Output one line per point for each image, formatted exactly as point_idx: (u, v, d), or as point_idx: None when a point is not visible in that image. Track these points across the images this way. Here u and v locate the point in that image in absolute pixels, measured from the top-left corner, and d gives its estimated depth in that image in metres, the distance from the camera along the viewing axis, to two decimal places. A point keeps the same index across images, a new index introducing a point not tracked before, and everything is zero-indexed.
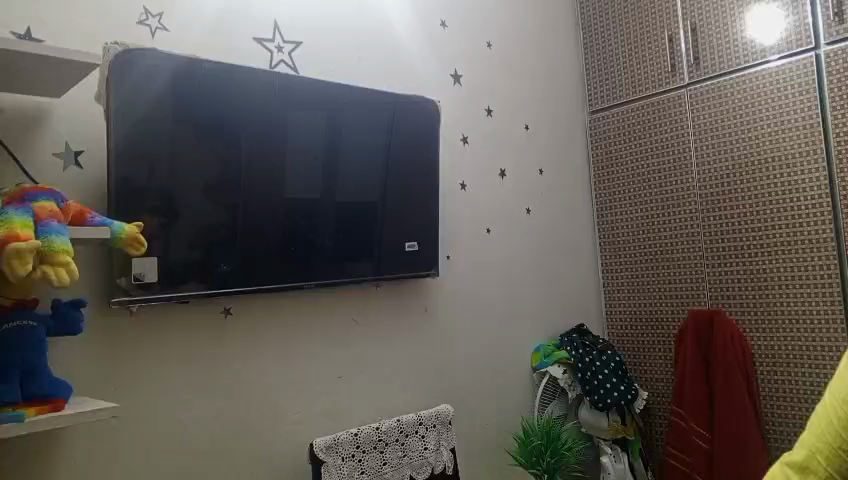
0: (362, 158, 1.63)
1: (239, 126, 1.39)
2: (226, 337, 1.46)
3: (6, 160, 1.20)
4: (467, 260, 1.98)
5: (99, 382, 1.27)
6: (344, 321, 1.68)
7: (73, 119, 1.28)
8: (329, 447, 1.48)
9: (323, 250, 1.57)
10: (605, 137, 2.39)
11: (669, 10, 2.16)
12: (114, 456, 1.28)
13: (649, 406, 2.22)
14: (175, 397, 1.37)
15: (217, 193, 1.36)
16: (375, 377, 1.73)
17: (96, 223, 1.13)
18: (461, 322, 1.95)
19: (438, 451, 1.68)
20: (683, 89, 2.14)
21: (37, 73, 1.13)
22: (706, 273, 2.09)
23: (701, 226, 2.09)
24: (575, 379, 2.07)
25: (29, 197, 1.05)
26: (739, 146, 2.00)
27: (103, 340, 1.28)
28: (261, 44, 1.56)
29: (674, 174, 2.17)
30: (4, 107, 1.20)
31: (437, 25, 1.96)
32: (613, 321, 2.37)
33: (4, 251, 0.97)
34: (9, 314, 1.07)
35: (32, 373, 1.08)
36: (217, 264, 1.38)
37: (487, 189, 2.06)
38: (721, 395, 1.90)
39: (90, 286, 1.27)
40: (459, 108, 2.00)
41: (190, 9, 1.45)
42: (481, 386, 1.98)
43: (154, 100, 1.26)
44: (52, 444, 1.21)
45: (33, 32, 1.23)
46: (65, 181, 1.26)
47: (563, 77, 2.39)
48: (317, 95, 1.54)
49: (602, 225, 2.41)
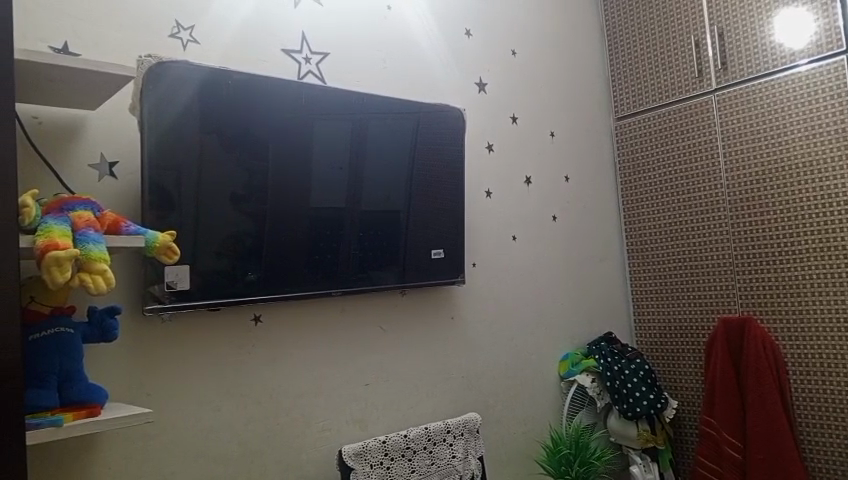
0: (387, 168, 1.64)
1: (265, 136, 1.41)
2: (255, 344, 1.47)
3: (44, 171, 1.23)
4: (492, 267, 1.98)
5: (131, 389, 1.29)
6: (370, 330, 1.68)
7: (106, 130, 1.31)
8: (357, 454, 1.48)
9: (349, 259, 1.58)
10: (633, 143, 2.37)
11: (695, 15, 2.15)
12: (146, 462, 1.30)
13: (678, 416, 2.19)
14: (206, 405, 1.39)
15: (243, 202, 1.38)
16: (401, 385, 1.73)
17: (131, 232, 1.15)
18: (487, 330, 1.94)
19: (467, 459, 1.67)
20: (711, 95, 2.12)
21: (71, 86, 1.16)
22: (736, 280, 2.05)
23: (730, 234, 2.07)
24: (604, 389, 2.06)
25: (66, 207, 1.08)
26: (768, 152, 1.97)
27: (136, 346, 1.30)
28: (289, 55, 1.58)
29: (702, 180, 2.15)
30: (42, 120, 1.23)
31: (461, 32, 1.97)
32: (642, 330, 2.34)
33: (44, 259, 0.99)
34: (49, 322, 1.10)
35: (69, 379, 1.10)
36: (244, 272, 1.39)
37: (512, 196, 2.06)
38: (753, 404, 1.86)
39: (123, 294, 1.30)
40: (484, 116, 2.01)
41: (221, 22, 1.48)
42: (507, 395, 1.97)
43: (181, 111, 1.29)
44: (84, 450, 1.23)
45: (70, 47, 1.27)
46: (99, 191, 1.29)
47: (588, 83, 2.39)
48: (342, 106, 1.55)
49: (630, 232, 2.39)
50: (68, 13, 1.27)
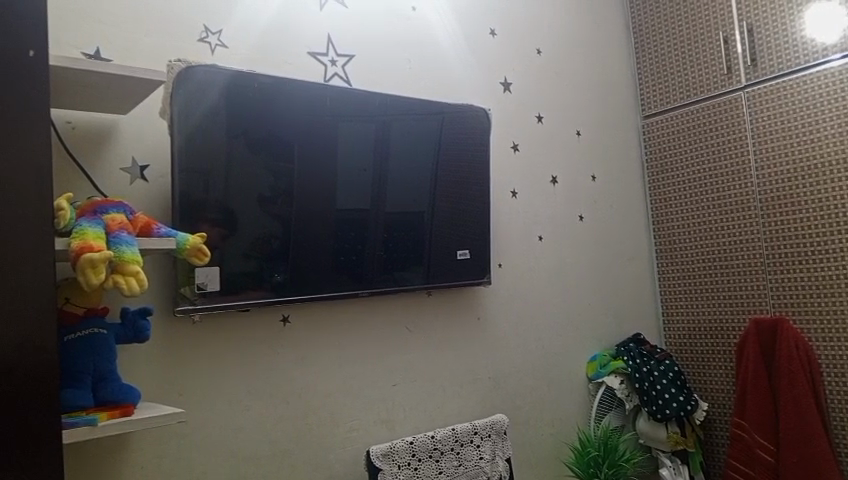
0: (411, 169, 1.64)
1: (291, 138, 1.42)
2: (284, 344, 1.48)
3: (77, 175, 1.25)
4: (518, 267, 1.97)
5: (163, 389, 1.31)
6: (397, 331, 1.68)
7: (137, 134, 1.33)
8: (385, 455, 1.48)
9: (375, 259, 1.58)
10: (661, 142, 2.34)
11: (724, 11, 2.12)
12: (179, 461, 1.31)
13: (709, 418, 2.15)
14: (236, 405, 1.40)
15: (270, 204, 1.39)
16: (428, 386, 1.73)
17: (162, 234, 1.17)
18: (514, 330, 1.93)
19: (494, 461, 1.66)
20: (741, 91, 2.08)
21: (105, 91, 1.18)
22: (768, 279, 2.02)
23: (761, 233, 2.03)
24: (633, 390, 2.04)
25: (99, 210, 1.10)
26: (801, 149, 1.94)
27: (168, 347, 1.32)
28: (315, 58, 1.59)
29: (732, 179, 2.11)
30: (76, 125, 1.26)
31: (485, 31, 1.96)
32: (671, 331, 2.31)
33: (78, 261, 1.00)
34: (83, 323, 1.13)
35: (103, 379, 1.12)
36: (271, 274, 1.40)
37: (538, 195, 2.05)
38: (786, 405, 1.82)
39: (155, 295, 1.32)
40: (509, 116, 2.00)
41: (247, 25, 1.49)
42: (534, 396, 1.96)
43: (208, 114, 1.30)
44: (118, 450, 1.25)
45: (101, 52, 1.29)
46: (132, 194, 1.31)
47: (615, 81, 2.36)
48: (367, 106, 1.56)
49: (660, 231, 2.36)
50: (100, 19, 1.30)
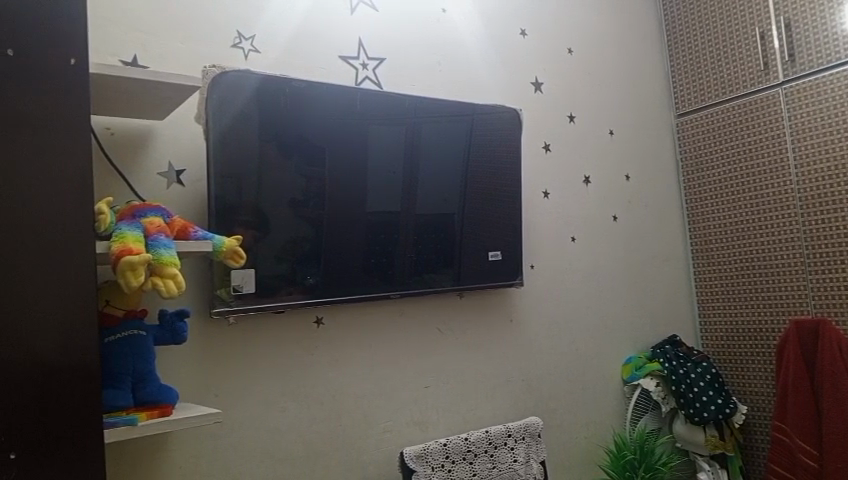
0: (442, 171, 1.64)
1: (322, 141, 1.44)
2: (317, 346, 1.49)
3: (116, 180, 1.28)
4: (550, 268, 1.95)
5: (201, 390, 1.33)
6: (429, 332, 1.68)
7: (174, 139, 1.35)
8: (418, 456, 1.48)
9: (406, 261, 1.58)
10: (697, 140, 2.30)
11: (760, 7, 2.08)
12: (216, 462, 1.33)
13: (748, 421, 2.11)
14: (271, 406, 1.41)
15: (302, 207, 1.40)
16: (461, 388, 1.72)
17: (199, 237, 1.19)
18: (546, 331, 1.91)
19: (528, 464, 1.65)
20: (779, 88, 2.04)
21: (142, 97, 1.21)
22: (810, 279, 1.97)
23: (802, 234, 1.98)
24: (669, 392, 2.00)
25: (138, 214, 1.12)
26: (841, 147, 1.89)
27: (205, 349, 1.34)
28: (346, 62, 1.60)
29: (770, 177, 2.06)
30: (115, 131, 1.29)
31: (516, 32, 1.96)
32: (709, 332, 2.27)
33: (119, 265, 1.02)
34: (122, 325, 1.14)
35: (143, 380, 1.14)
36: (304, 277, 1.42)
37: (570, 195, 2.03)
38: (830, 408, 1.77)
39: (192, 297, 1.34)
40: (541, 115, 1.99)
41: (278, 30, 1.51)
42: (569, 399, 1.94)
43: (241, 118, 1.32)
44: (157, 450, 1.27)
45: (138, 60, 1.32)
46: (169, 199, 1.33)
47: (648, 78, 2.33)
48: (397, 108, 1.56)
49: (696, 231, 2.31)
50: (137, 27, 1.33)
